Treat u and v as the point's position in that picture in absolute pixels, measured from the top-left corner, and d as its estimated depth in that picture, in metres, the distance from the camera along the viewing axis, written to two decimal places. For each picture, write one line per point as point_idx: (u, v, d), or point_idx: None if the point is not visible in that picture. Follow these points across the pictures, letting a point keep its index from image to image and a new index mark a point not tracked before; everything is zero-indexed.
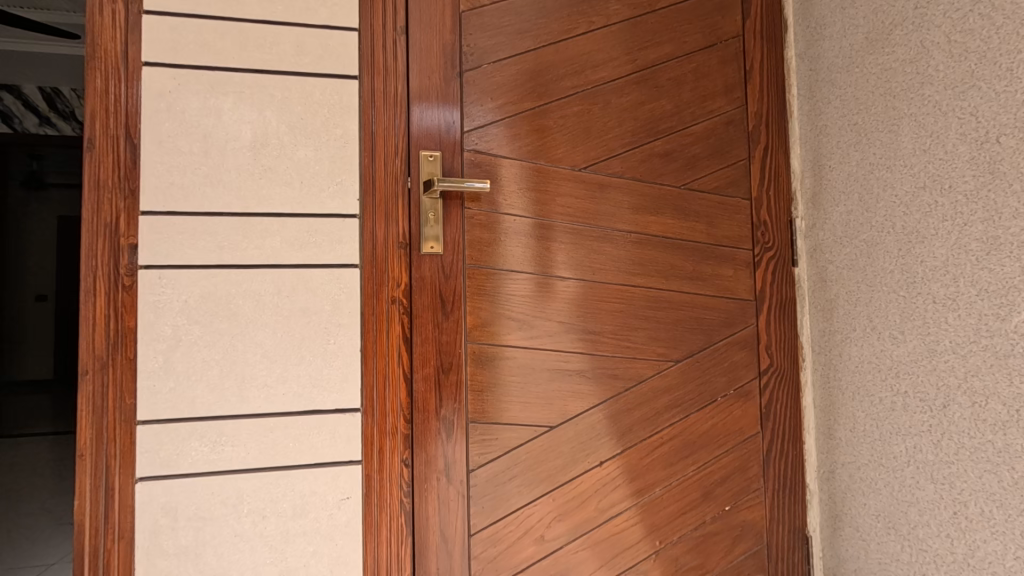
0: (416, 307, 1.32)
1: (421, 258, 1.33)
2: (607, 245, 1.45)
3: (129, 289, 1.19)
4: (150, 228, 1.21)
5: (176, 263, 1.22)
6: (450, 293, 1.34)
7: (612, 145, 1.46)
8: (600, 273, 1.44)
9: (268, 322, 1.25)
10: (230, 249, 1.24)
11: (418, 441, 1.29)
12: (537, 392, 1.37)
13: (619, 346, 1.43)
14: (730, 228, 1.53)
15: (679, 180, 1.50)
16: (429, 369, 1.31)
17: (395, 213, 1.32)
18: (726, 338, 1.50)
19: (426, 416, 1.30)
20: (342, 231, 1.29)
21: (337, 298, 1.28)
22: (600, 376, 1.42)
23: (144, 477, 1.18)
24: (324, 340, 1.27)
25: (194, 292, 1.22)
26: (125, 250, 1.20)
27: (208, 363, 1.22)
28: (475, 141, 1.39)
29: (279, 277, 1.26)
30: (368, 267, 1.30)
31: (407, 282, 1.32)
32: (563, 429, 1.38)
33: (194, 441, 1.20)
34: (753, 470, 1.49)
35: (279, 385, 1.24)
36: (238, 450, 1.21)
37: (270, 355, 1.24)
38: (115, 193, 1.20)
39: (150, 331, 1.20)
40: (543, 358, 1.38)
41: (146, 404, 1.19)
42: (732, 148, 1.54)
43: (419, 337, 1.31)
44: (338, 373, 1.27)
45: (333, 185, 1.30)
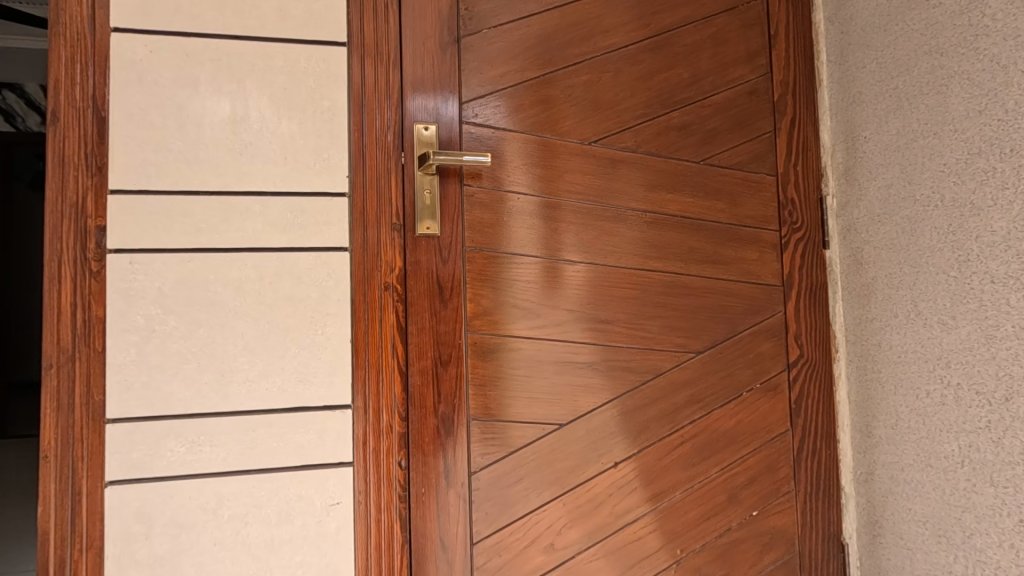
0: (411, 294, 1.21)
1: (416, 240, 1.22)
2: (620, 226, 1.32)
3: (98, 275, 1.09)
4: (119, 208, 1.11)
5: (148, 247, 1.12)
6: (449, 278, 1.23)
7: (623, 117, 1.34)
8: (613, 256, 1.32)
9: (250, 311, 1.14)
10: (207, 231, 1.14)
11: (415, 441, 1.18)
12: (544, 387, 1.25)
13: (634, 336, 1.31)
14: (755, 207, 1.40)
15: (698, 155, 1.37)
16: (426, 362, 1.20)
17: (388, 192, 1.21)
18: (752, 327, 1.37)
19: (423, 413, 1.19)
20: (330, 211, 1.19)
21: (324, 284, 1.17)
22: (614, 369, 1.29)
23: (114, 481, 1.07)
24: (311, 331, 1.16)
25: (168, 278, 1.12)
26: (93, 233, 1.10)
27: (184, 356, 1.11)
28: (475, 113, 1.27)
29: (262, 261, 1.15)
30: (359, 250, 1.19)
31: (402, 267, 1.21)
32: (574, 427, 1.26)
33: (168, 441, 1.09)
34: (783, 472, 1.36)
35: (261, 380, 1.13)
36: (218, 451, 1.11)
37: (252, 347, 1.14)
38: (82, 170, 1.10)
39: (121, 320, 1.10)
40: (550, 350, 1.26)
41: (116, 400, 1.08)
42: (756, 120, 1.41)
43: (415, 326, 1.20)
44: (327, 367, 1.16)
45: (319, 161, 1.19)
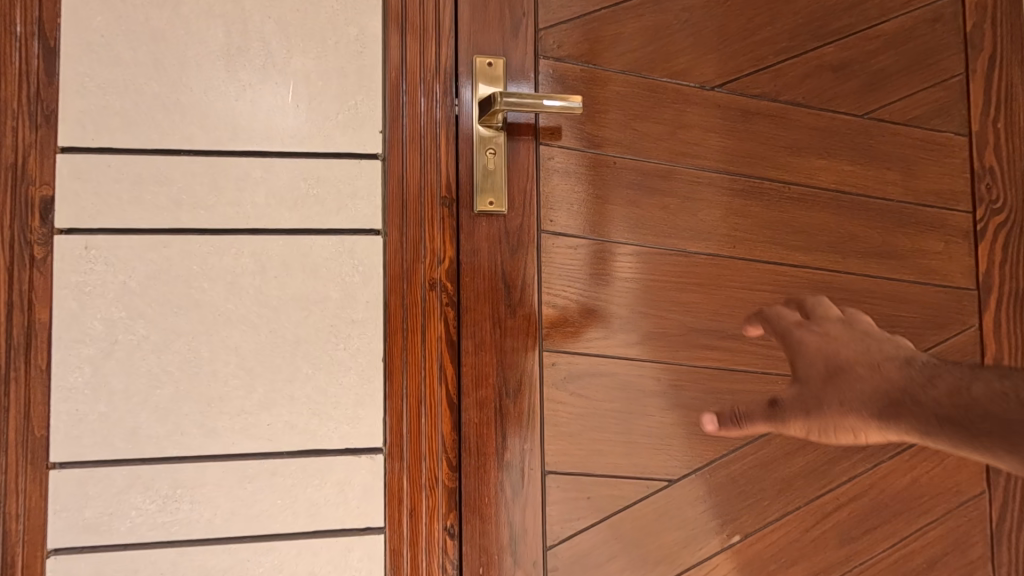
0: (466, 295, 0.87)
1: (474, 221, 0.88)
2: (751, 203, 0.95)
3: (43, 264, 0.80)
4: (72, 172, 0.81)
5: (110, 227, 0.81)
6: (518, 274, 0.88)
7: (759, 52, 0.97)
8: (743, 245, 0.94)
9: (245, 316, 0.82)
10: (190, 205, 0.82)
11: (469, 500, 0.85)
12: (648, 427, 0.90)
13: (772, 357, 0.94)
14: (938, 179, 1.00)
15: (860, 106, 0.99)
16: (485, 391, 0.86)
17: (436, 154, 0.88)
18: (933, 346, 0.98)
19: (481, 461, 0.86)
20: (357, 180, 0.86)
21: (348, 281, 0.85)
22: (743, 403, 0.93)
23: (61, 550, 0.78)
24: (330, 345, 0.84)
25: (136, 269, 0.81)
26: (36, 206, 0.80)
27: (156, 378, 0.80)
28: (557, 45, 0.92)
29: (264, 248, 0.83)
30: (397, 234, 0.86)
31: (454, 258, 0.87)
32: (688, 483, 0.90)
33: (134, 496, 0.79)
34: (975, 551, 0.97)
35: (261, 413, 0.82)
36: (200, 510, 0.80)
37: (248, 367, 0.82)
38: (22, 120, 0.80)
39: (72, 327, 0.80)
40: (656, 376, 0.91)
41: (65, 438, 0.79)
42: (941, 58, 1.01)
43: (472, 340, 0.87)
44: (351, 396, 0.84)
45: (344, 110, 0.86)
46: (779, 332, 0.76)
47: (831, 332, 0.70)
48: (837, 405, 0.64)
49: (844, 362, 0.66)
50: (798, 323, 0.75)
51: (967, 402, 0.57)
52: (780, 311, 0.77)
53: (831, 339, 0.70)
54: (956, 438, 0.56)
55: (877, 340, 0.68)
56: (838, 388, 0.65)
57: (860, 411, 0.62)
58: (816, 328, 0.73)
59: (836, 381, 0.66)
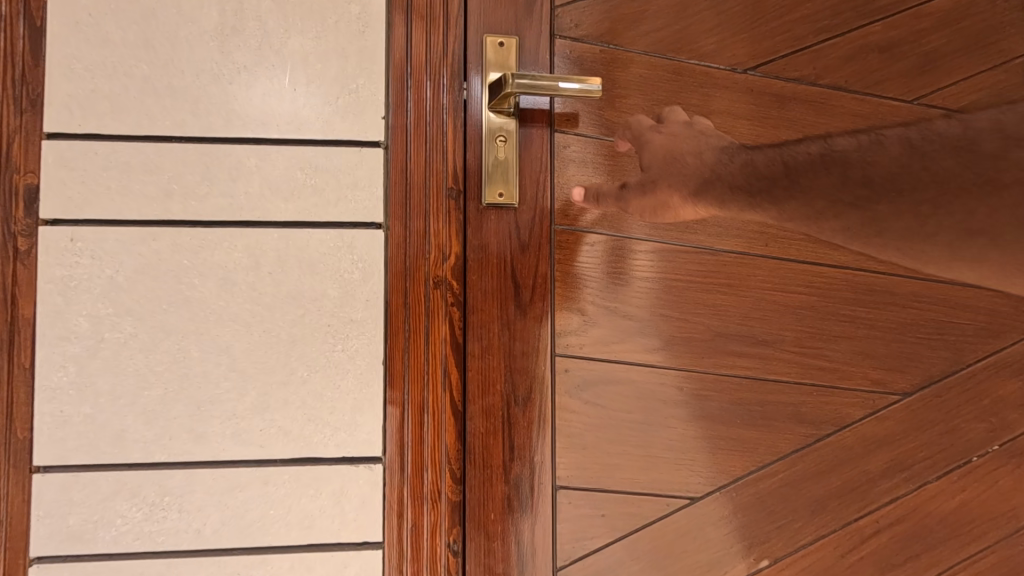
0: (473, 294, 0.81)
1: (483, 214, 0.82)
2: None
3: (26, 257, 0.75)
4: (58, 159, 0.76)
5: (97, 218, 0.76)
6: (530, 272, 0.82)
7: (798, 32, 0.88)
8: (777, 242, 0.86)
9: (238, 314, 0.77)
10: (180, 195, 0.77)
11: (474, 515, 0.79)
12: (669, 439, 0.83)
13: (807, 366, 0.86)
14: None
15: (910, 90, 0.90)
16: (492, 398, 0.80)
17: (442, 141, 0.81)
18: (987, 357, 0.89)
19: (487, 473, 0.80)
20: (358, 169, 0.80)
21: (347, 278, 0.79)
22: (774, 415, 0.85)
23: (44, 558, 0.74)
24: (327, 346, 0.78)
25: (124, 263, 0.76)
26: (20, 195, 0.75)
27: (143, 378, 0.76)
28: (575, 24, 0.84)
29: (258, 241, 0.78)
30: (399, 228, 0.80)
31: (460, 254, 0.81)
32: (712, 502, 0.83)
33: (120, 503, 0.75)
34: None
35: (253, 418, 0.77)
36: (189, 519, 0.76)
37: (240, 369, 0.77)
38: (6, 104, 0.76)
39: (57, 323, 0.75)
40: (678, 384, 0.83)
41: (49, 440, 0.74)
42: (1002, 37, 0.91)
43: (478, 343, 0.80)
44: (349, 401, 0.78)
45: (344, 94, 0.80)
46: (633, 135, 0.82)
47: (676, 132, 0.80)
48: (667, 185, 0.76)
49: (682, 155, 0.77)
50: (652, 127, 0.81)
51: (796, 164, 0.68)
52: (638, 117, 0.82)
53: (670, 137, 0.80)
54: (740, 200, 0.72)
55: (709, 139, 0.79)
56: (670, 170, 0.77)
57: (679, 187, 0.76)
58: (663, 129, 0.81)
59: (671, 165, 0.77)
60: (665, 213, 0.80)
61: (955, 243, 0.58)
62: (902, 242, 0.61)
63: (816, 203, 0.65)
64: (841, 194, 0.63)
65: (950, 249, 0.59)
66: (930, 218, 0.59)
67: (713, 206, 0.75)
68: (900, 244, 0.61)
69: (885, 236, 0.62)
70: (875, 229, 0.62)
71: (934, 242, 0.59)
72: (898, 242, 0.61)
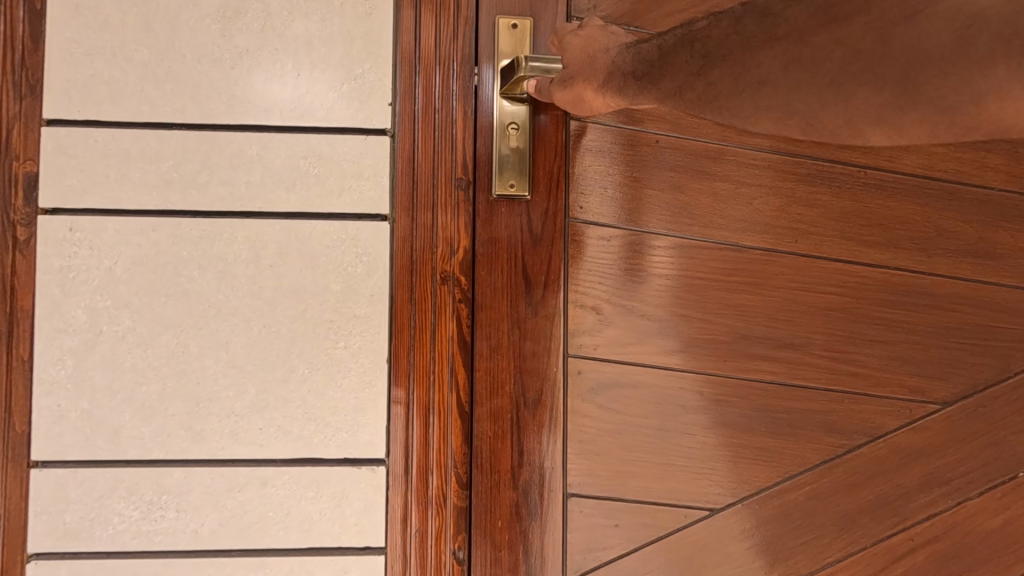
0: (482, 291, 0.77)
1: (493, 206, 0.78)
2: (819, 189, 0.81)
3: (25, 247, 0.73)
4: (57, 147, 0.74)
5: (96, 208, 0.74)
6: (542, 268, 0.77)
7: None
8: (808, 239, 0.81)
9: (238, 309, 0.74)
10: (180, 185, 0.74)
11: (480, 522, 0.76)
12: (687, 447, 0.78)
13: (838, 372, 0.80)
14: None
15: None
16: (501, 400, 0.76)
17: (451, 129, 0.77)
18: None
19: (495, 478, 0.76)
20: (363, 159, 0.76)
21: (350, 272, 0.75)
22: (802, 423, 0.79)
23: (41, 555, 0.72)
24: (329, 343, 0.75)
25: (122, 254, 0.74)
26: (20, 184, 0.74)
27: (141, 374, 0.73)
28: (593, 5, 0.79)
29: (259, 233, 0.75)
30: (405, 221, 0.76)
31: (469, 248, 0.77)
32: (733, 514, 0.78)
33: (117, 501, 0.73)
34: None
35: (253, 416, 0.74)
36: (186, 519, 0.73)
37: (240, 365, 0.74)
38: (5, 89, 0.74)
39: (55, 316, 0.73)
40: (698, 389, 0.78)
41: (46, 435, 0.73)
42: None
43: (487, 341, 0.77)
44: (350, 400, 0.75)
45: (350, 79, 0.76)
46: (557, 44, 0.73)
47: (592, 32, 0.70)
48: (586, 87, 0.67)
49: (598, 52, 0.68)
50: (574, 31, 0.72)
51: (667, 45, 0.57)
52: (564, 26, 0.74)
53: (593, 38, 0.70)
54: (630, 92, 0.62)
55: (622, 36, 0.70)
56: (587, 66, 0.68)
57: (590, 81, 0.67)
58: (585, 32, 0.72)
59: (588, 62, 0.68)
60: (586, 108, 0.71)
61: (768, 116, 0.48)
62: (787, 125, 0.47)
63: (672, 81, 0.55)
64: (694, 69, 0.52)
65: (848, 126, 0.43)
66: (762, 82, 0.47)
67: (621, 100, 0.65)
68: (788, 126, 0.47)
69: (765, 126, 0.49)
70: (751, 107, 0.48)
71: (823, 118, 0.44)
72: (779, 123, 0.47)
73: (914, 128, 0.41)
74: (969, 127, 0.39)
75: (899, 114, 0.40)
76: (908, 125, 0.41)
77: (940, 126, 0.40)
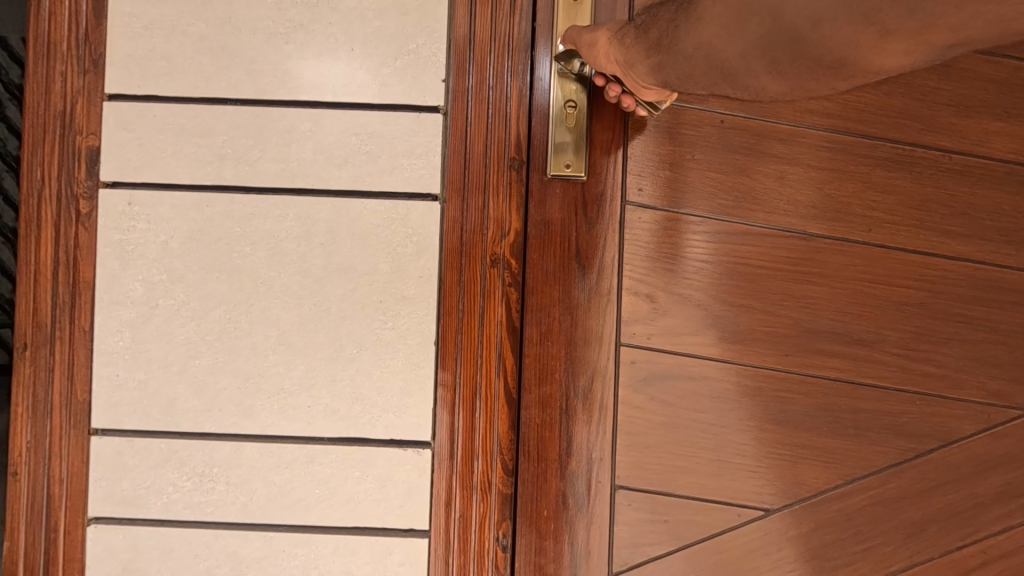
0: (532, 274, 0.75)
1: (546, 187, 0.75)
2: (897, 174, 0.75)
3: (87, 220, 0.75)
4: (117, 121, 0.75)
5: (154, 183, 0.75)
6: (596, 252, 0.75)
7: None
8: (883, 227, 0.75)
9: (289, 286, 0.74)
10: (234, 161, 0.74)
11: (525, 510, 0.74)
12: (742, 443, 0.74)
13: (910, 372, 0.75)
14: None
15: None
16: (550, 388, 0.74)
17: (505, 108, 0.75)
18: None
19: (541, 466, 0.74)
20: (414, 136, 0.74)
21: (399, 252, 0.74)
22: (868, 424, 0.75)
23: (99, 520, 0.75)
24: (377, 324, 0.74)
25: (177, 228, 0.75)
26: (83, 157, 0.75)
27: (194, 348, 0.74)
28: None
29: (310, 211, 0.74)
30: (456, 202, 0.74)
31: (520, 230, 0.75)
32: (789, 516, 0.74)
33: (171, 471, 0.75)
34: None
35: (302, 394, 0.74)
36: (235, 492, 0.75)
37: (290, 343, 0.74)
38: (70, 64, 0.75)
39: (114, 287, 0.75)
40: (756, 384, 0.74)
41: (105, 404, 0.75)
42: None
43: (537, 327, 0.75)
44: (396, 381, 0.74)
45: (403, 54, 0.74)
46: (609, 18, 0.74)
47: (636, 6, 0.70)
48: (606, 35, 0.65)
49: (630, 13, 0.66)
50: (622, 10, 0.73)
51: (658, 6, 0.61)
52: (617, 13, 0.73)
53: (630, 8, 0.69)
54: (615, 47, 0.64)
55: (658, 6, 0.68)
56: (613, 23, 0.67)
57: (610, 32, 0.65)
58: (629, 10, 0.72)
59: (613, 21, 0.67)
60: (592, 58, 0.66)
61: (701, 59, 0.54)
62: (710, 77, 0.55)
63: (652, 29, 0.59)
64: (669, 17, 0.57)
65: (745, 61, 0.50)
66: (702, 18, 0.52)
67: (620, 57, 0.63)
68: (710, 76, 0.55)
69: (693, 77, 0.56)
70: (685, 55, 0.55)
71: (730, 56, 0.51)
72: (705, 74, 0.55)
73: (792, 67, 0.48)
74: (834, 66, 0.46)
75: (779, 58, 0.48)
76: (790, 70, 0.49)
77: (807, 66, 0.47)
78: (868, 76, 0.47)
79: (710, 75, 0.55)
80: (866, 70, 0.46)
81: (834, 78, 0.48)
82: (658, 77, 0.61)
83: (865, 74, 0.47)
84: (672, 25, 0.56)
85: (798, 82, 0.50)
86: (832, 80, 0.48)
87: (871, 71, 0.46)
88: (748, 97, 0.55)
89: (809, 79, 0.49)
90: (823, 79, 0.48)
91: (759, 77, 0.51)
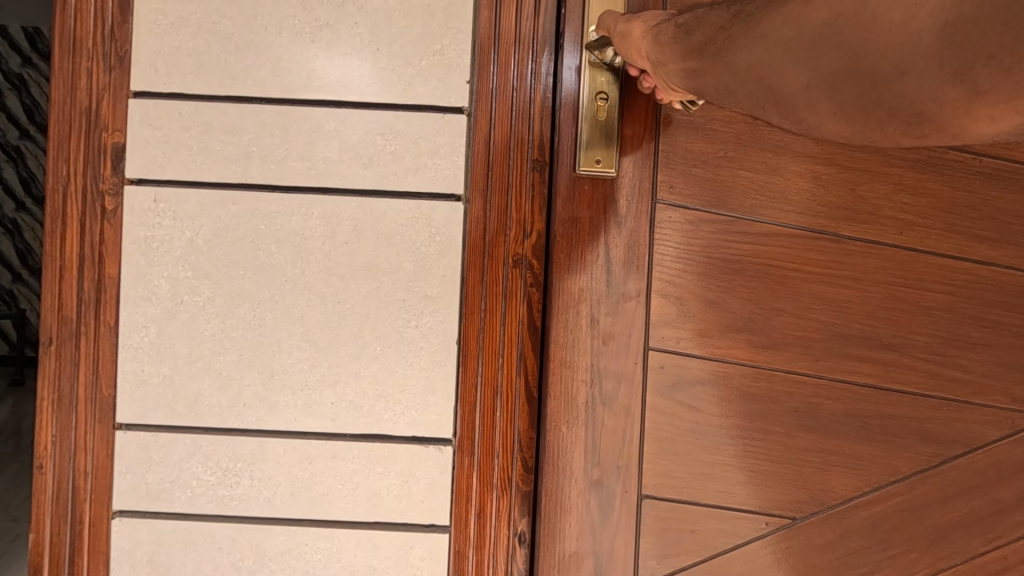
0: (553, 275, 0.76)
1: (572, 187, 0.76)
2: (926, 176, 0.76)
3: (113, 216, 0.75)
4: (143, 118, 0.75)
5: (179, 180, 0.75)
6: (618, 253, 0.75)
7: None
8: (904, 232, 0.76)
9: (313, 284, 0.75)
10: (259, 159, 0.75)
11: (544, 505, 0.76)
12: (760, 443, 0.75)
13: (926, 375, 0.76)
14: None
15: None
16: (574, 387, 0.75)
17: (528, 109, 0.75)
18: None
19: (561, 463, 0.75)
20: (439, 136, 0.75)
21: (424, 252, 0.75)
22: (884, 425, 0.76)
23: (124, 513, 0.76)
24: (401, 323, 0.75)
25: (203, 225, 0.75)
26: (109, 154, 0.75)
27: (219, 344, 0.75)
28: None
29: (336, 210, 0.75)
30: (480, 202, 0.75)
31: (541, 230, 0.75)
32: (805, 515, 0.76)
33: (195, 466, 0.75)
34: None
35: (325, 390, 0.75)
36: (258, 487, 0.75)
37: (313, 340, 0.75)
38: (96, 60, 0.75)
39: (139, 283, 0.75)
40: (776, 387, 0.76)
41: (130, 399, 0.75)
42: None
43: (559, 327, 0.76)
44: (419, 379, 0.75)
45: (428, 55, 0.74)
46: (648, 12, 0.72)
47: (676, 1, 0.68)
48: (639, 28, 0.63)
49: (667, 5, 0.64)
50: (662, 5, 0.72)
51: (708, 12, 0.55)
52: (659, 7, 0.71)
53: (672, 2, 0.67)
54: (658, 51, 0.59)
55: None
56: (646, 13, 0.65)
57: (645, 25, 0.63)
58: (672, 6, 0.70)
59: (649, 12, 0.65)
60: (626, 49, 0.65)
61: (751, 81, 0.47)
62: (758, 99, 0.48)
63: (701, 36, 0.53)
64: (723, 26, 0.50)
65: (806, 94, 0.44)
66: (762, 35, 0.45)
67: (652, 52, 0.60)
68: (758, 99, 0.48)
69: (737, 94, 0.50)
70: (733, 70, 0.49)
71: (788, 85, 0.44)
72: (752, 96, 0.48)
73: (862, 113, 0.41)
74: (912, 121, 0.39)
75: (848, 101, 0.41)
76: (858, 116, 0.42)
77: (880, 115, 0.40)
78: (948, 139, 0.40)
79: (759, 100, 0.48)
80: (944, 133, 0.40)
81: (905, 134, 0.41)
82: (697, 86, 0.56)
83: (939, 137, 0.41)
84: (726, 32, 0.49)
85: (863, 133, 0.43)
86: (901, 137, 0.42)
87: (946, 134, 0.40)
88: (796, 129, 0.48)
89: (876, 131, 0.42)
90: (891, 134, 0.42)
91: (817, 116, 0.44)
